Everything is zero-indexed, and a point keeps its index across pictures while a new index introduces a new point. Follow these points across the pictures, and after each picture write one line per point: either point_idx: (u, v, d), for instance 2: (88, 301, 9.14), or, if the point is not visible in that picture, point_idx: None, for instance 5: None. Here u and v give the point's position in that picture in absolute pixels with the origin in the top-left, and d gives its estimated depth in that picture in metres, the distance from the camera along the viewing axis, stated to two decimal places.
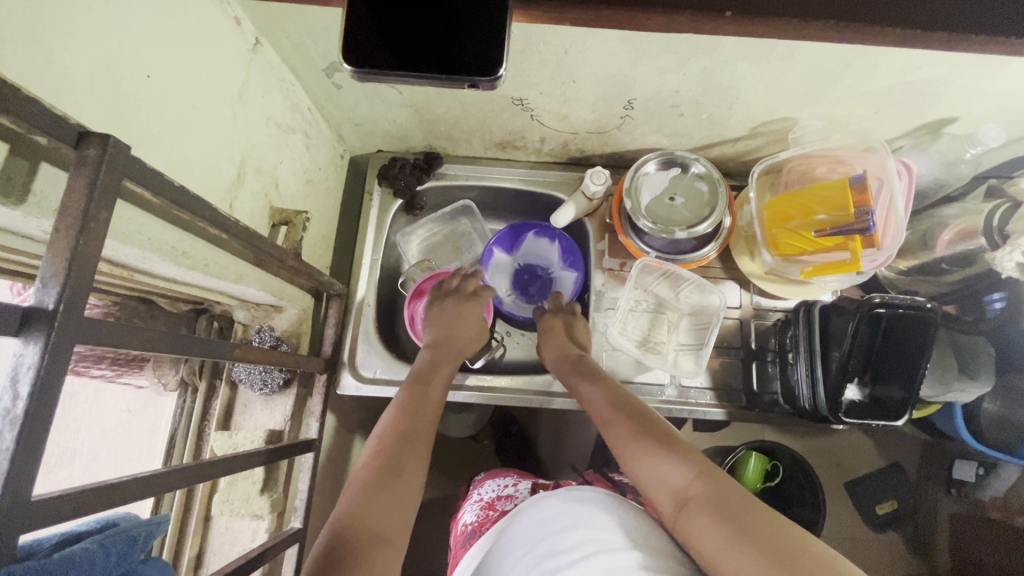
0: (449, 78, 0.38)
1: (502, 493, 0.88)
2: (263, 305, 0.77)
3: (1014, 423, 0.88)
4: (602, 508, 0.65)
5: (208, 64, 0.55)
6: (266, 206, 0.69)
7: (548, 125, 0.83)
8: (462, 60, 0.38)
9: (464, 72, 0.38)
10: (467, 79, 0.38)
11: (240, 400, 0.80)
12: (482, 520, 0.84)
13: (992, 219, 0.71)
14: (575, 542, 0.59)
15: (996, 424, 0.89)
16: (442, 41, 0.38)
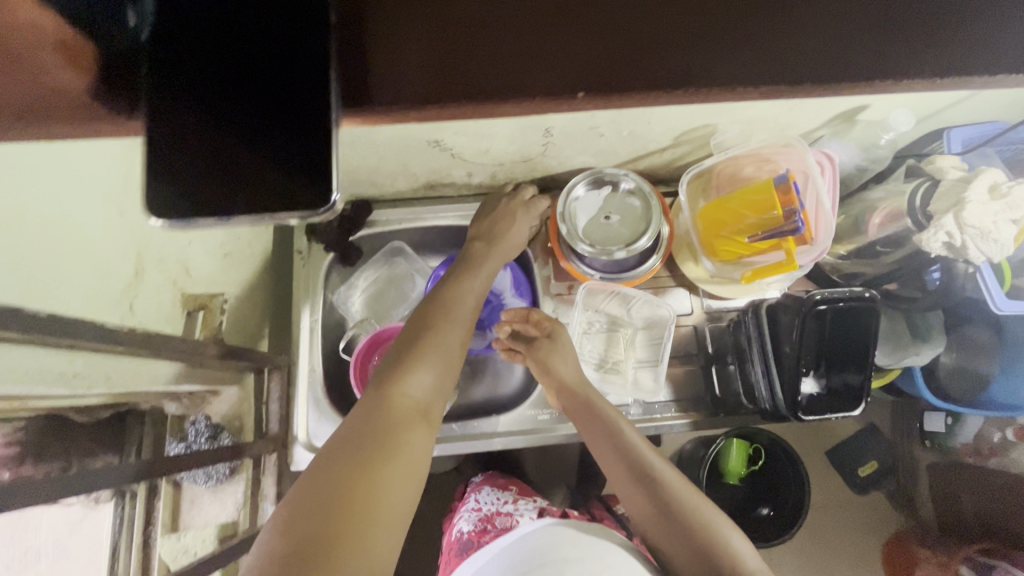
0: (290, 212, 0.42)
1: (502, 509, 0.88)
2: (197, 393, 0.74)
3: (971, 373, 0.91)
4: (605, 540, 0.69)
5: (72, 180, 0.50)
6: (177, 294, 0.65)
7: (470, 161, 0.81)
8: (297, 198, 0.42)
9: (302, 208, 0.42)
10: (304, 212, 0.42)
11: (186, 496, 0.75)
12: (479, 532, 0.83)
13: (914, 200, 0.72)
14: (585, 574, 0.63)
15: (955, 375, 0.92)
16: (252, 189, 0.42)
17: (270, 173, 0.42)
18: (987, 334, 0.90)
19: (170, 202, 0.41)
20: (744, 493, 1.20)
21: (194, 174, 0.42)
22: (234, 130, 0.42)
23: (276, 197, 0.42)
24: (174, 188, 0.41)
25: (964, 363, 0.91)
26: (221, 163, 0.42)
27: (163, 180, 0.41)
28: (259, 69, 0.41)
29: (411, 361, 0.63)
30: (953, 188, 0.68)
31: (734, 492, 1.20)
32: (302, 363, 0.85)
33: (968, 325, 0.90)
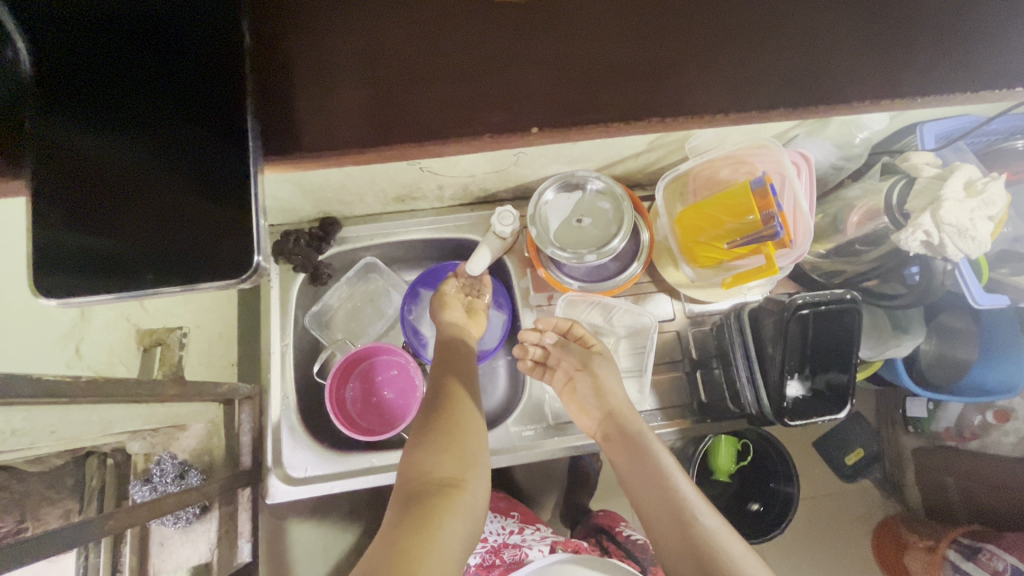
0: (211, 280, 0.40)
1: (509, 541, 0.85)
2: (161, 430, 0.70)
3: (952, 359, 0.92)
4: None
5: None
6: (131, 330, 0.65)
7: (440, 174, 0.78)
8: (216, 261, 0.40)
9: (225, 275, 0.40)
10: (228, 280, 0.40)
11: (152, 540, 0.70)
12: (488, 568, 0.82)
13: (890, 197, 0.71)
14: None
15: (937, 363, 0.93)
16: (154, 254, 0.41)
17: (185, 235, 0.41)
18: (964, 322, 0.91)
19: (81, 262, 0.40)
20: (735, 491, 1.19)
21: (102, 235, 0.40)
22: (145, 191, 0.41)
23: (191, 258, 0.41)
24: (79, 256, 0.40)
25: (944, 349, 0.93)
26: (133, 225, 0.41)
27: (69, 250, 0.40)
28: (172, 127, 0.41)
29: (462, 413, 0.68)
30: (929, 185, 0.68)
31: (724, 491, 1.19)
32: (276, 389, 0.83)
33: (946, 313, 0.91)
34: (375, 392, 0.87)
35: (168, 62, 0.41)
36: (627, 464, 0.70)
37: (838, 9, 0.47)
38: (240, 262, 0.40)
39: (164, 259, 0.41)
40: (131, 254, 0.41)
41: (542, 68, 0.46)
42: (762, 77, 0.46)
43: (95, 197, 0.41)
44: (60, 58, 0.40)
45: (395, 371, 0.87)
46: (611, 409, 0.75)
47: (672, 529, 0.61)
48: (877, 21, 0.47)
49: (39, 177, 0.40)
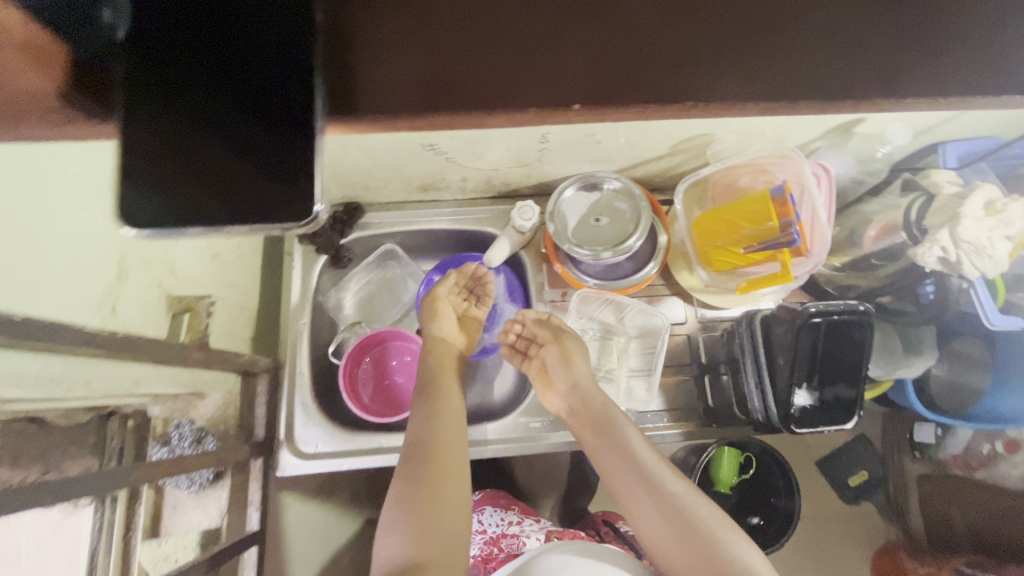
0: (261, 225, 0.43)
1: (507, 530, 0.88)
2: (180, 396, 0.71)
3: (961, 387, 0.90)
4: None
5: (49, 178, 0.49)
6: (162, 295, 0.63)
7: (466, 164, 0.80)
8: (269, 208, 0.43)
9: (278, 220, 0.43)
10: (279, 226, 0.43)
11: (168, 501, 0.73)
12: (486, 559, 0.84)
13: (910, 213, 0.73)
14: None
15: (947, 389, 0.91)
16: (228, 193, 0.44)
17: (253, 185, 0.44)
18: (979, 349, 0.89)
19: (149, 203, 0.43)
20: (735, 503, 1.19)
21: (182, 185, 0.43)
22: (223, 145, 0.44)
23: (246, 204, 0.43)
24: (161, 198, 0.43)
25: (954, 377, 0.91)
26: (202, 175, 0.44)
27: (152, 194, 0.43)
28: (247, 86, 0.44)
29: (442, 401, 0.75)
30: (949, 204, 0.68)
31: (725, 503, 1.19)
32: (292, 366, 0.84)
33: (959, 338, 0.89)
34: (387, 375, 0.90)
35: (244, 27, 0.44)
36: (601, 449, 0.70)
37: (871, 17, 0.48)
38: (302, 209, 0.43)
39: (223, 203, 0.43)
40: (193, 197, 0.43)
41: (588, 50, 0.48)
42: (791, 79, 0.48)
43: (164, 143, 0.43)
44: (150, 20, 0.43)
45: (409, 357, 0.91)
46: (587, 394, 0.75)
47: (653, 511, 0.63)
48: (908, 30, 0.48)
49: (127, 126, 0.43)
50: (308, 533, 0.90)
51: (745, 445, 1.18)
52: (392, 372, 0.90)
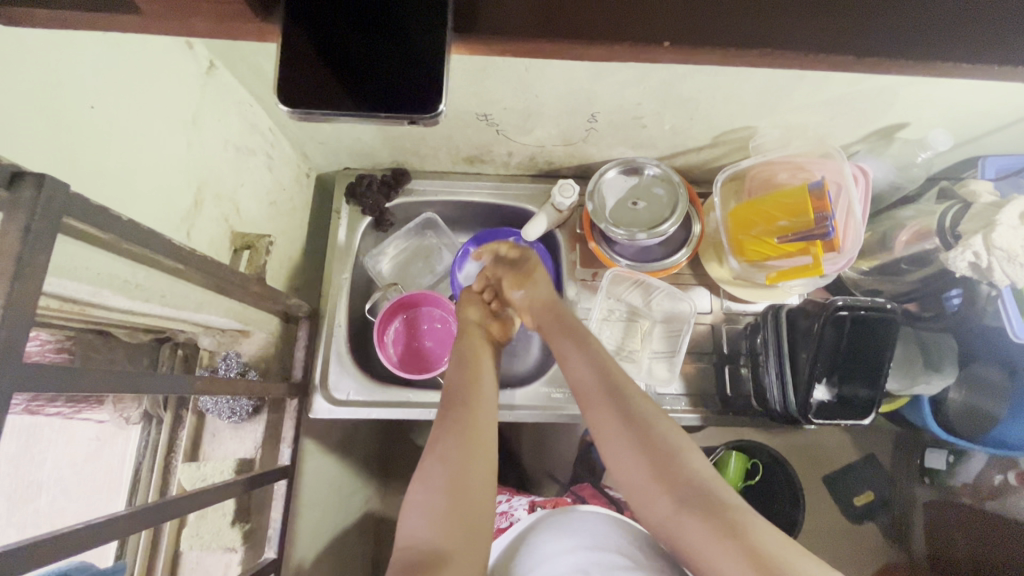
0: (389, 113, 0.38)
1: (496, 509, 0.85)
2: (229, 331, 0.75)
3: (982, 411, 0.90)
4: (602, 528, 0.71)
5: (158, 80, 0.53)
6: (226, 231, 0.68)
7: (514, 139, 0.83)
8: (396, 97, 0.38)
9: (406, 110, 0.38)
10: (408, 116, 0.38)
11: (207, 429, 0.79)
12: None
13: (945, 218, 0.73)
14: (572, 564, 0.64)
15: (965, 413, 0.91)
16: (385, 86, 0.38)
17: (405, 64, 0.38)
18: (1000, 374, 0.89)
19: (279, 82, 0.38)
20: None
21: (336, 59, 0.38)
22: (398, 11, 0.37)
23: (374, 93, 0.38)
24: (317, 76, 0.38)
25: (973, 401, 0.91)
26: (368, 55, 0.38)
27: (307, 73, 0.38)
28: None
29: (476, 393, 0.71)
30: (984, 211, 0.70)
31: None
32: (330, 317, 0.88)
33: (979, 362, 0.89)
34: (415, 338, 0.93)
35: None
36: (575, 362, 0.70)
37: None
38: (426, 103, 0.38)
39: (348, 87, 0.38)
40: (320, 79, 0.38)
41: None
42: None
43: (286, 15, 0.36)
44: None
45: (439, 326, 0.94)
46: (562, 316, 0.78)
47: (618, 427, 0.63)
48: None
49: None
50: (328, 481, 0.94)
51: (755, 451, 1.21)
52: (421, 337, 0.93)
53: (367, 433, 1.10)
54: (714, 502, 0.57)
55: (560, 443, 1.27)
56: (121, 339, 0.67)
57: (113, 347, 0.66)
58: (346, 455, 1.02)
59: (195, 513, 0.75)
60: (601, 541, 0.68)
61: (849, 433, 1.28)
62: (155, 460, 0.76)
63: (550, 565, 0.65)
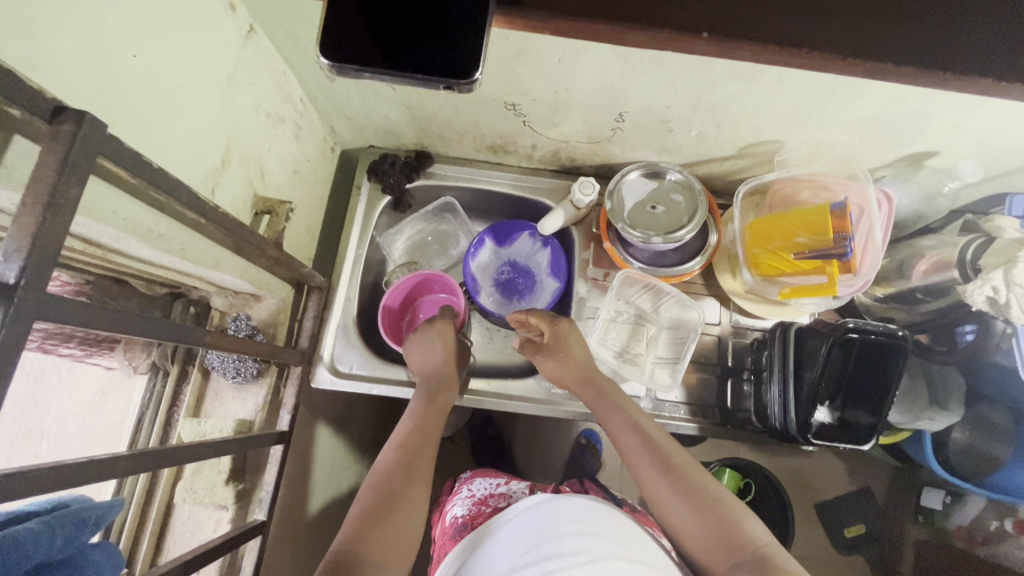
0: (426, 79, 0.37)
1: (495, 490, 0.82)
2: (242, 293, 0.76)
3: (982, 454, 0.88)
4: (601, 513, 0.64)
5: (198, 36, 0.54)
6: (250, 193, 0.69)
7: (540, 131, 0.84)
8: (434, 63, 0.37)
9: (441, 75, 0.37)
10: (444, 82, 0.37)
11: (211, 388, 0.80)
12: (474, 515, 0.77)
13: (965, 251, 0.73)
14: (575, 549, 0.57)
15: (966, 454, 0.90)
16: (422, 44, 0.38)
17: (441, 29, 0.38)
18: (1005, 418, 0.86)
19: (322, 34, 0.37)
20: None
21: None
22: None
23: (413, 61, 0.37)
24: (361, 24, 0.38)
25: (976, 442, 0.89)
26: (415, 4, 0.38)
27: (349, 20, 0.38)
28: None
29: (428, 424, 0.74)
30: (1008, 247, 0.69)
31: None
32: (340, 290, 0.90)
33: (987, 405, 0.87)
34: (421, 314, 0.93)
35: None
36: (620, 429, 0.72)
37: None
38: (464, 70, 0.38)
39: (387, 50, 0.37)
40: (364, 43, 0.38)
41: None
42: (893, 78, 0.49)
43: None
44: None
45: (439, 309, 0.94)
46: (602, 386, 0.78)
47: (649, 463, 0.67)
48: None
49: None
50: (321, 453, 0.95)
51: (748, 470, 1.21)
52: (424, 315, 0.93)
53: (366, 411, 1.11)
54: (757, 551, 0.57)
55: (553, 442, 1.29)
56: (137, 289, 0.69)
57: (128, 295, 0.68)
58: (342, 430, 1.03)
59: (192, 467, 0.76)
60: (603, 529, 0.62)
61: (846, 463, 1.27)
62: (157, 412, 0.78)
63: (549, 546, 0.58)
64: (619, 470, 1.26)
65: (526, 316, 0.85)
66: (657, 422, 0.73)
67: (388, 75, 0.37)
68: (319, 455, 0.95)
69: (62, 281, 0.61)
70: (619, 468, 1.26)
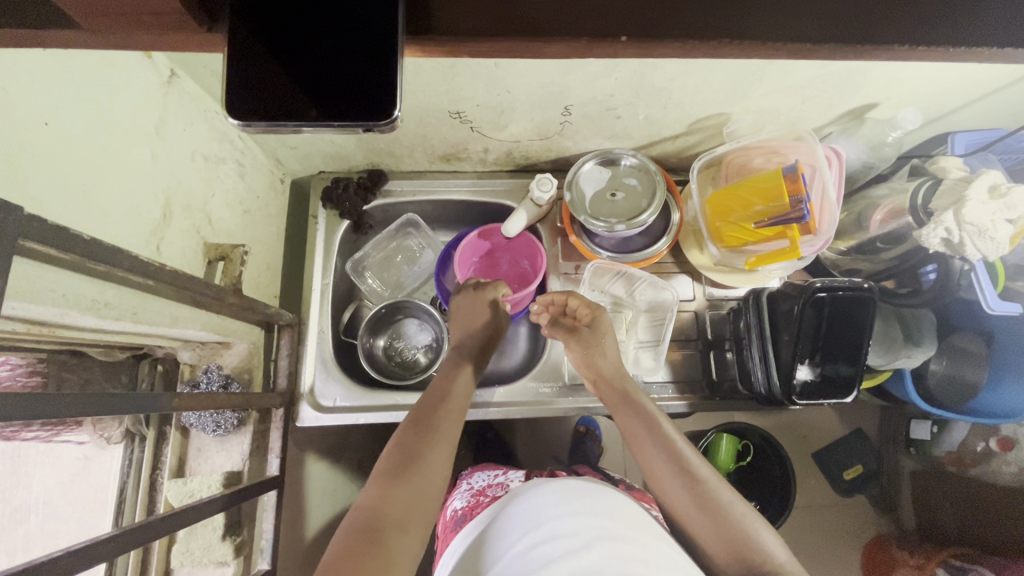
0: (343, 124, 0.36)
1: (493, 481, 0.83)
2: (209, 343, 0.74)
3: (963, 381, 0.92)
4: (596, 494, 0.65)
5: (114, 91, 0.51)
6: (199, 242, 0.67)
7: (490, 135, 0.83)
8: (356, 101, 0.36)
9: (359, 118, 0.35)
10: (362, 125, 0.35)
11: (193, 444, 0.79)
12: (472, 505, 0.77)
13: (915, 198, 0.75)
14: (570, 528, 0.57)
15: (945, 383, 0.93)
16: (333, 83, 0.36)
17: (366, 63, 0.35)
18: (978, 345, 0.91)
19: (226, 84, 0.35)
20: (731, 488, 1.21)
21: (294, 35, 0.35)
22: None
23: (336, 104, 0.36)
24: (263, 71, 0.35)
25: (956, 370, 0.92)
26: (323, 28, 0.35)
27: (258, 71, 0.35)
28: None
29: (442, 412, 0.70)
30: (955, 187, 0.70)
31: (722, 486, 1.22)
32: (312, 324, 0.88)
33: (959, 334, 0.92)
34: (483, 260, 0.95)
35: None
36: (640, 435, 0.72)
37: None
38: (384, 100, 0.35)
39: (314, 95, 0.36)
40: (285, 87, 0.36)
41: None
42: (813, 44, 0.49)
43: (229, 14, 0.34)
44: None
45: (512, 261, 0.95)
46: (627, 391, 0.77)
47: (668, 470, 0.68)
48: None
49: None
50: (317, 489, 0.93)
51: (744, 433, 1.23)
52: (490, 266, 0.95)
53: (360, 436, 1.09)
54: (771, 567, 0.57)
55: (551, 436, 1.29)
56: (96, 358, 0.66)
57: (88, 366, 0.65)
58: (337, 460, 1.01)
59: (184, 529, 0.74)
60: (599, 507, 0.62)
61: (836, 410, 1.30)
62: (140, 479, 0.75)
63: (545, 527, 0.58)
64: (620, 454, 1.27)
65: (565, 299, 0.85)
66: (678, 428, 0.72)
67: (317, 123, 0.36)
68: (316, 488, 0.93)
69: (12, 364, 0.58)
70: (621, 450, 1.28)
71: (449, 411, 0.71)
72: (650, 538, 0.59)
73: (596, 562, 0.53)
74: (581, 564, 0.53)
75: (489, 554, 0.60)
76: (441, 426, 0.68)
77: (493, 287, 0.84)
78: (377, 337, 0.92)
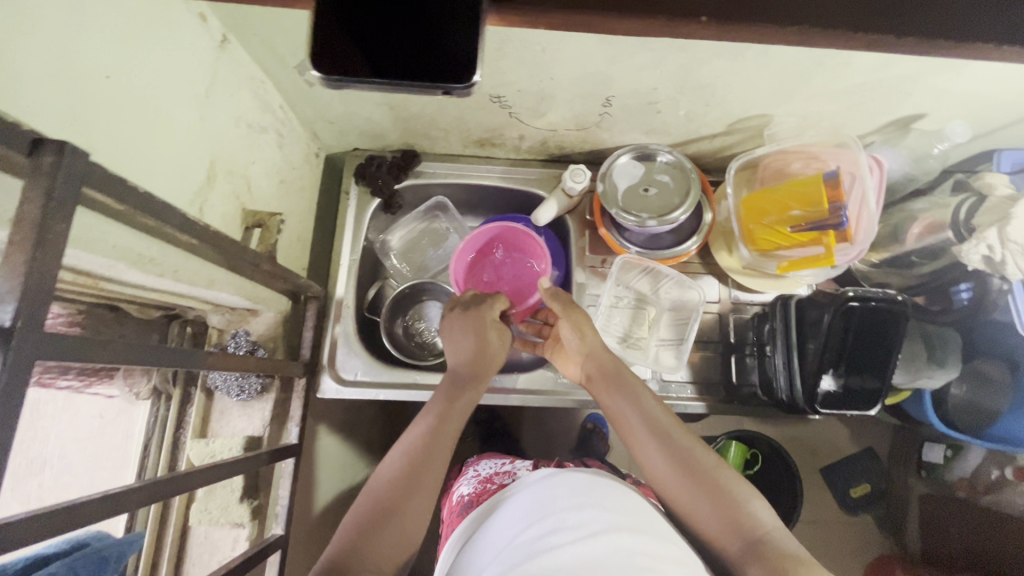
0: (420, 83, 0.36)
1: (501, 469, 0.83)
2: (238, 309, 0.75)
3: (980, 407, 0.90)
4: (601, 488, 0.65)
5: (170, 51, 0.52)
6: (238, 208, 0.68)
7: (526, 122, 0.83)
8: (434, 64, 0.36)
9: (438, 79, 0.36)
10: (440, 87, 0.36)
11: (216, 407, 0.80)
12: (480, 492, 0.77)
13: (958, 211, 0.74)
14: (578, 521, 0.58)
15: (963, 408, 0.91)
16: (412, 46, 0.36)
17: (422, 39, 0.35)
18: (1001, 371, 0.88)
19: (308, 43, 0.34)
20: None
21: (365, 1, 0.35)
22: None
23: (414, 65, 0.36)
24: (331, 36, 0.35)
25: (975, 397, 0.90)
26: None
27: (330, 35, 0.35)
28: None
29: (441, 434, 0.68)
30: (1000, 204, 0.69)
31: None
32: (337, 297, 0.89)
33: (981, 359, 0.89)
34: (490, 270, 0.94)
35: None
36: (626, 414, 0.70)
37: None
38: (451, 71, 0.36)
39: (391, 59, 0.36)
40: (354, 53, 0.36)
41: None
42: None
43: None
44: None
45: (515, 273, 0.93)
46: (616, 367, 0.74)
47: (657, 451, 0.66)
48: None
49: None
50: (328, 462, 0.94)
51: (754, 441, 1.22)
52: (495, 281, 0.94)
53: (373, 415, 1.10)
54: (774, 548, 0.56)
55: (560, 430, 1.29)
56: (130, 314, 0.68)
57: (123, 321, 0.67)
58: (349, 435, 1.02)
59: (204, 488, 0.76)
60: (605, 501, 0.62)
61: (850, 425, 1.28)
62: (164, 436, 0.77)
63: (553, 519, 0.58)
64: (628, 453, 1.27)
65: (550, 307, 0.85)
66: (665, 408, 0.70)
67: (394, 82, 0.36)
68: (328, 460, 0.95)
69: (54, 314, 0.59)
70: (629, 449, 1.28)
71: (448, 434, 0.69)
72: (661, 536, 0.59)
73: (603, 552, 0.53)
74: (587, 552, 0.53)
75: (495, 542, 0.60)
76: (437, 450, 0.67)
77: (489, 303, 0.78)
78: (398, 317, 0.93)
